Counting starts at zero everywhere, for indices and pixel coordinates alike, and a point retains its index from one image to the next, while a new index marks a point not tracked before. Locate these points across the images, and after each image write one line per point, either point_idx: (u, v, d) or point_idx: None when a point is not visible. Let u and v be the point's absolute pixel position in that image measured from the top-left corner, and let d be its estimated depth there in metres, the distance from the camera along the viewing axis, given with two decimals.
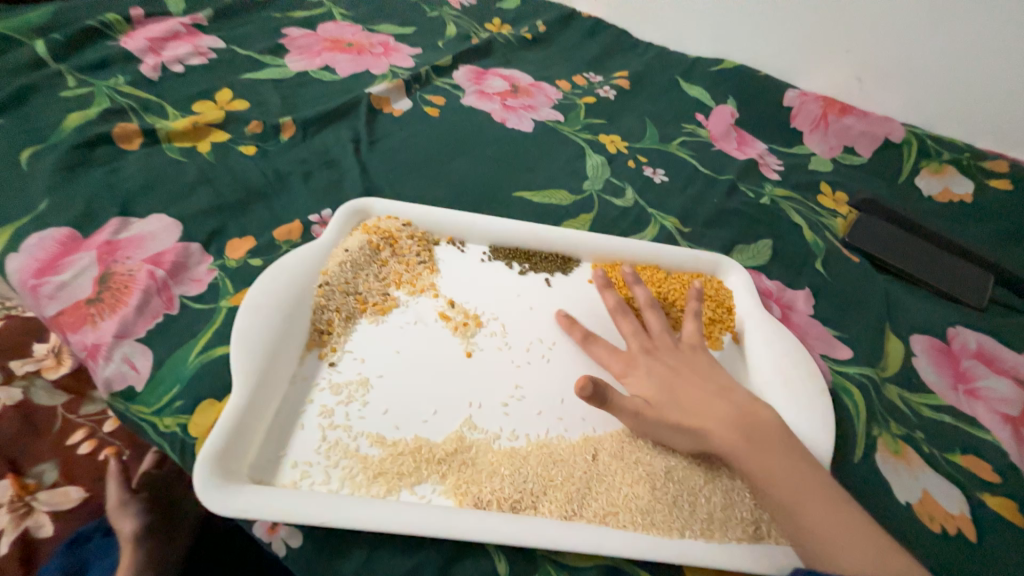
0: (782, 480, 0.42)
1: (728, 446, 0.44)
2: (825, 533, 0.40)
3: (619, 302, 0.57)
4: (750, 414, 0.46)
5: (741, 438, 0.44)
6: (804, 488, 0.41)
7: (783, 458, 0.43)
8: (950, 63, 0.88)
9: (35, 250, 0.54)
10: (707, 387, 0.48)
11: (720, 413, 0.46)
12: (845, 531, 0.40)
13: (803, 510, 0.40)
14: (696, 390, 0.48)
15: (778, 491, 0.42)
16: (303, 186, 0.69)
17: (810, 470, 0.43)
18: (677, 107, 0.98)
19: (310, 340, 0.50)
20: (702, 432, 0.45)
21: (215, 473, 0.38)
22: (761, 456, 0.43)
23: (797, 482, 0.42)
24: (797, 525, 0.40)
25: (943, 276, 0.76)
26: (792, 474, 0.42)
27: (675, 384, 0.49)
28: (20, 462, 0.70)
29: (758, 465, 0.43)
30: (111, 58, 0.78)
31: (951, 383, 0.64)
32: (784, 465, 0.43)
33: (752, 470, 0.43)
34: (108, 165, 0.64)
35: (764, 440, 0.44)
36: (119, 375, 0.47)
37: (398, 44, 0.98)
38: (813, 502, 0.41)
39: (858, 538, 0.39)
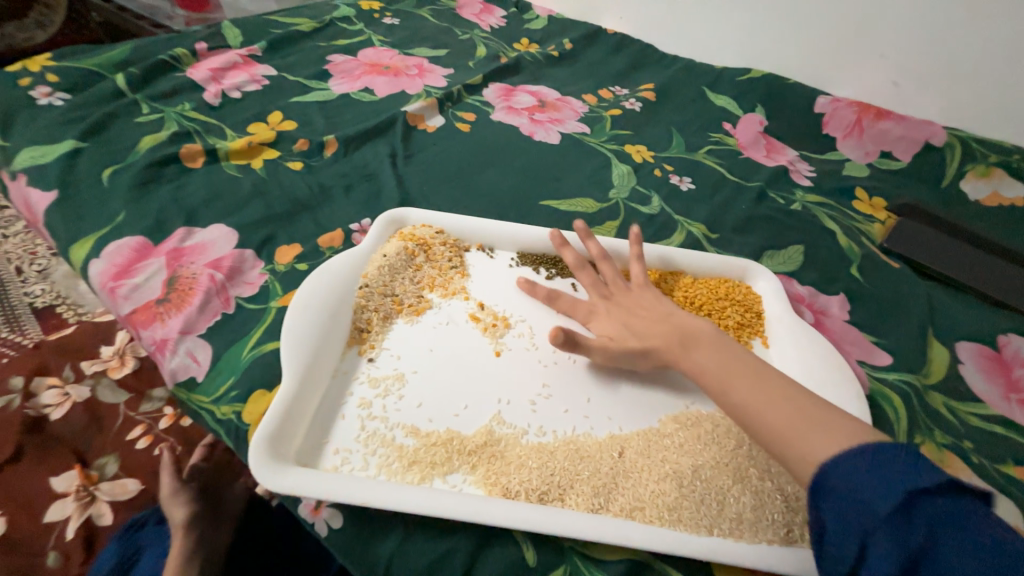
0: (717, 372, 0.44)
1: (670, 355, 0.48)
2: (768, 412, 0.41)
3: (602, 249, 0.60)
4: (688, 328, 0.49)
5: (678, 345, 0.48)
6: (740, 376, 0.43)
7: (719, 352, 0.46)
8: (993, 63, 0.85)
9: (113, 255, 0.61)
10: (654, 313, 0.52)
11: (660, 331, 0.50)
12: (783, 407, 0.40)
13: (737, 394, 0.43)
14: (646, 316, 0.52)
15: (712, 381, 0.44)
16: (344, 198, 0.74)
17: (749, 361, 0.45)
18: (703, 116, 0.99)
19: (351, 337, 0.54)
20: (649, 350, 0.50)
21: (267, 454, 0.42)
22: (693, 356, 0.47)
23: (730, 370, 0.44)
24: (737, 413, 0.42)
25: (991, 282, 0.72)
26: (725, 366, 0.44)
27: (629, 317, 0.53)
28: (86, 455, 0.79)
29: (697, 364, 0.46)
30: (179, 87, 0.87)
31: (1003, 392, 0.60)
32: (716, 361, 0.45)
33: (692, 370, 0.46)
34: (175, 181, 0.71)
35: (698, 345, 0.47)
36: (183, 367, 0.52)
37: (432, 66, 1.04)
38: (745, 383, 0.43)
39: (797, 411, 0.40)
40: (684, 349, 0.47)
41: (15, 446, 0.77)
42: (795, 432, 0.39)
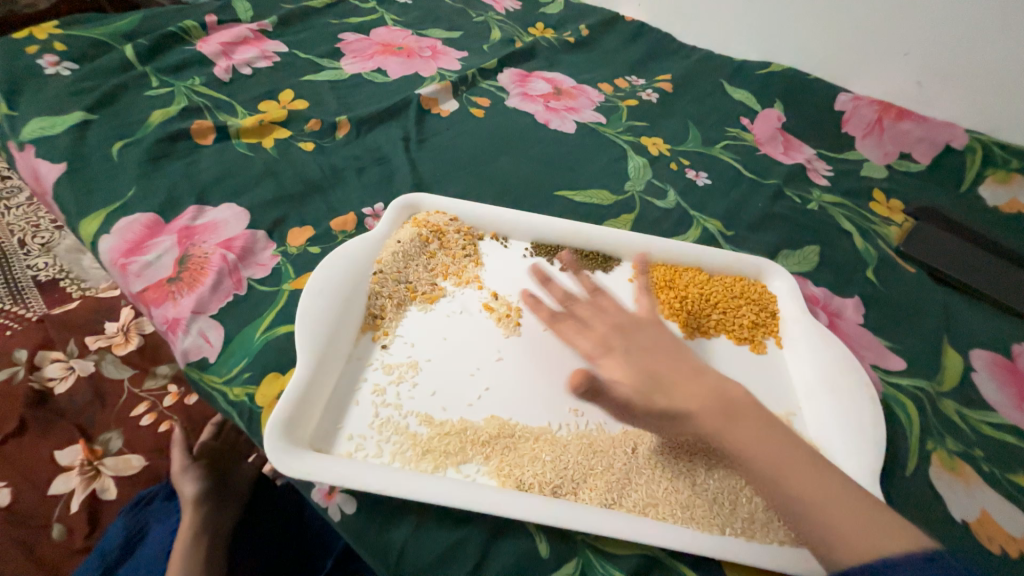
0: (766, 452, 0.39)
1: (710, 425, 0.41)
2: (822, 505, 0.37)
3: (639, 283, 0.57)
4: (726, 393, 0.43)
5: (721, 413, 0.41)
6: (792, 461, 0.39)
7: (761, 428, 0.41)
8: (1022, 66, 0.83)
9: (124, 232, 0.60)
10: (685, 367, 0.45)
11: (698, 394, 0.43)
12: (839, 502, 0.37)
13: (789, 481, 0.38)
14: (674, 371, 0.45)
15: (759, 462, 0.39)
16: (356, 181, 0.73)
17: (795, 444, 0.40)
18: (721, 110, 0.97)
19: (364, 324, 0.53)
20: (683, 415, 0.42)
21: (282, 439, 0.41)
22: (740, 430, 0.40)
23: (780, 453, 0.39)
24: (787, 500, 0.38)
25: (1008, 290, 0.72)
26: (775, 447, 0.39)
27: (654, 365, 0.46)
28: (90, 430, 0.79)
29: (743, 438, 0.40)
30: (188, 60, 0.85)
31: (1015, 402, 0.60)
32: (764, 437, 0.40)
33: (735, 446, 0.40)
34: (186, 157, 0.70)
35: (742, 415, 0.41)
36: (196, 347, 0.52)
37: (445, 48, 1.01)
38: (794, 467, 0.39)
39: (852, 507, 0.36)
40: (728, 420, 0.41)
41: (20, 419, 0.77)
42: (854, 534, 0.35)
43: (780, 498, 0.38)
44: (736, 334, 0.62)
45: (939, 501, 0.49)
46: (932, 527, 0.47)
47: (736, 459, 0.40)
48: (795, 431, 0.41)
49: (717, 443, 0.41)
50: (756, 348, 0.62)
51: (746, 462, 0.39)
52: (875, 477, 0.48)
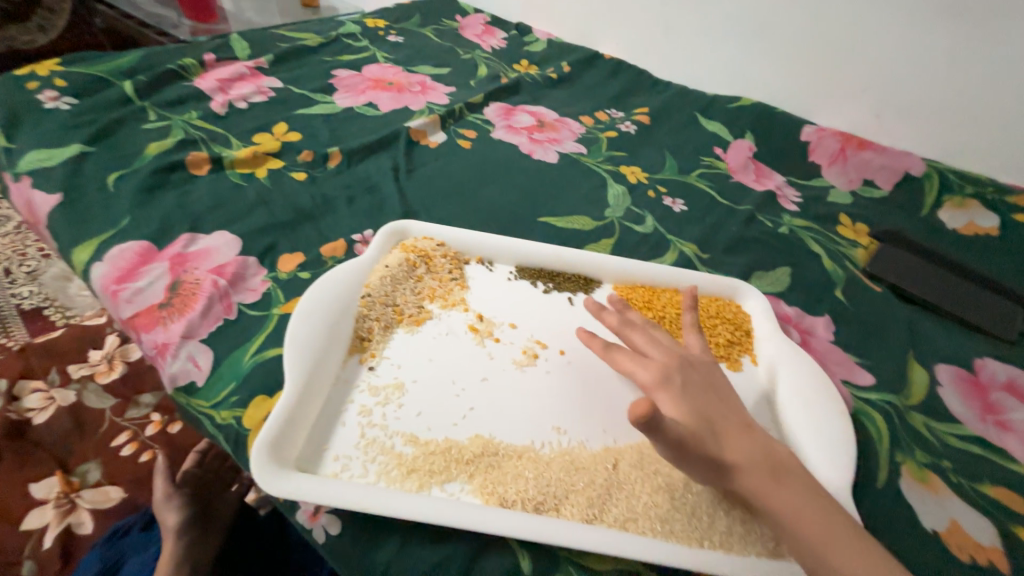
0: (813, 524, 0.40)
1: (756, 486, 0.42)
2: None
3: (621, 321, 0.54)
4: (776, 455, 0.43)
5: (769, 476, 0.42)
6: (836, 534, 0.40)
7: (806, 496, 0.42)
8: (966, 101, 0.91)
9: (116, 260, 0.62)
10: (737, 418, 0.45)
11: (746, 450, 0.43)
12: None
13: (833, 556, 0.39)
14: (727, 420, 0.44)
15: (808, 536, 0.40)
16: (347, 209, 0.75)
17: (839, 515, 0.41)
18: (696, 141, 1.03)
19: (352, 346, 0.55)
20: (734, 469, 0.42)
21: (269, 459, 0.42)
22: (787, 497, 0.41)
23: (830, 527, 0.40)
24: (826, 569, 0.39)
25: (969, 308, 0.76)
26: (822, 521, 0.40)
27: (710, 409, 0.44)
28: (66, 461, 0.78)
29: (789, 505, 0.41)
30: (186, 95, 0.89)
31: (980, 414, 0.63)
32: (807, 505, 0.41)
33: (781, 513, 0.41)
34: (180, 187, 0.73)
35: (789, 482, 0.42)
36: (184, 372, 0.53)
37: (434, 83, 1.07)
38: (839, 543, 0.39)
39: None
40: (775, 482, 0.42)
41: None
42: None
43: (822, 569, 0.39)
44: (713, 352, 0.65)
45: (909, 512, 0.51)
46: (903, 538, 0.49)
47: (780, 524, 0.41)
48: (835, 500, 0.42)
49: (760, 505, 0.42)
50: (732, 365, 0.64)
51: (793, 532, 0.40)
52: (846, 489, 0.50)
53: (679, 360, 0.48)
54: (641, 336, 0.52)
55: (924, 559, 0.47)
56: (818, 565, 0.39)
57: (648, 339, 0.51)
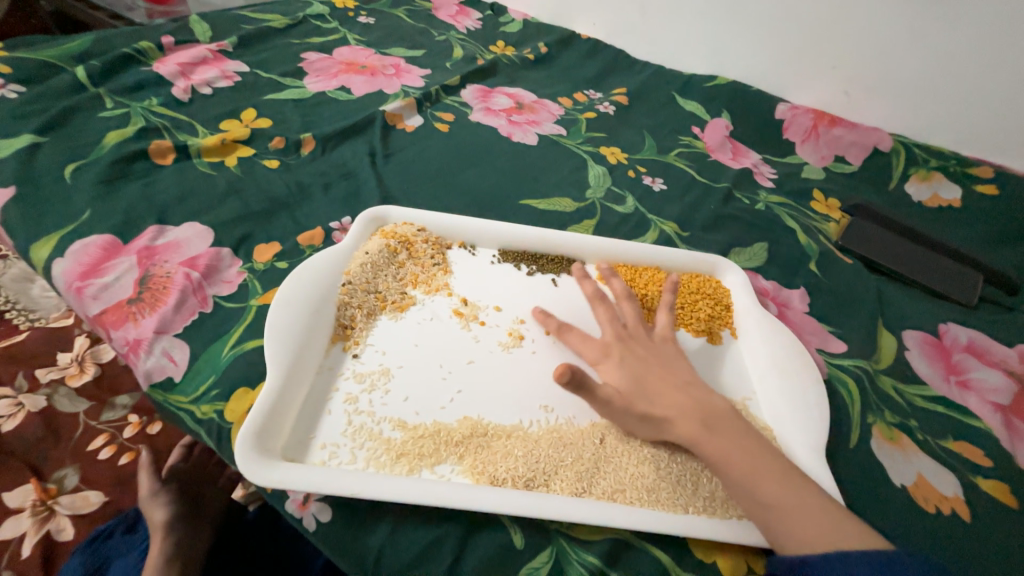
0: (743, 462, 0.44)
1: (690, 436, 0.45)
2: (787, 508, 0.41)
3: (595, 291, 0.59)
4: (709, 406, 0.47)
5: (701, 425, 0.46)
6: (764, 469, 0.43)
7: (738, 439, 0.45)
8: (930, 75, 0.93)
9: (79, 255, 0.59)
10: (672, 378, 0.49)
11: (681, 403, 0.47)
12: (803, 507, 0.41)
13: (762, 490, 0.42)
14: (662, 381, 0.49)
15: (738, 474, 0.43)
16: (323, 196, 0.73)
17: (769, 454, 0.45)
18: (674, 120, 1.04)
19: (335, 334, 0.54)
20: (665, 421, 0.46)
21: (252, 449, 0.41)
22: (719, 442, 0.45)
23: (759, 464, 0.44)
24: (757, 503, 0.42)
25: (934, 276, 0.79)
26: (751, 459, 0.44)
27: (643, 372, 0.49)
28: (42, 468, 0.75)
29: (721, 449, 0.44)
30: (145, 81, 0.84)
31: (944, 375, 0.66)
32: (738, 447, 0.45)
33: (714, 456, 0.44)
34: (145, 178, 0.69)
35: (721, 429, 0.46)
36: (159, 367, 0.51)
37: (409, 66, 1.04)
38: (768, 476, 0.43)
39: (810, 510, 0.41)
40: (707, 430, 0.45)
41: None
42: (809, 532, 0.40)
43: (754, 503, 0.42)
44: (695, 327, 0.66)
45: (880, 469, 0.54)
46: (874, 494, 0.51)
47: (714, 467, 0.45)
48: (767, 441, 0.46)
49: (696, 452, 0.46)
50: (713, 339, 0.65)
51: (725, 472, 0.44)
52: (821, 453, 0.52)
53: (623, 335, 0.54)
54: (604, 309, 0.57)
55: (893, 511, 0.50)
56: (750, 499, 0.43)
57: (609, 313, 0.56)
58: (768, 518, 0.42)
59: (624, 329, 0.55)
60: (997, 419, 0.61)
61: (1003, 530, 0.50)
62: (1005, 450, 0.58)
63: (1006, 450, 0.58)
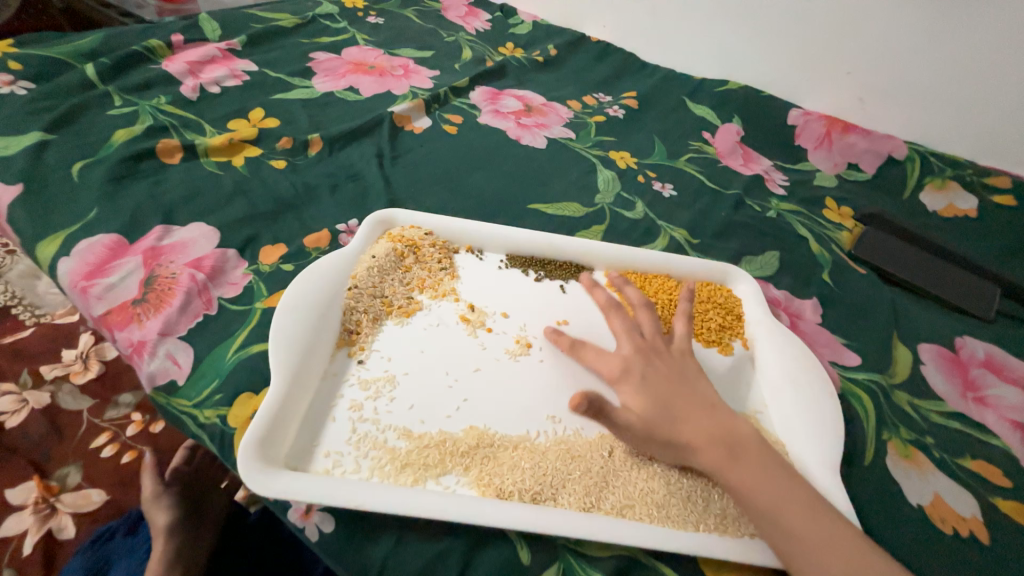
0: (768, 494, 0.42)
1: (713, 464, 0.44)
2: (813, 544, 0.40)
3: (609, 302, 0.58)
4: (734, 432, 0.46)
5: (725, 454, 0.44)
6: (790, 502, 0.42)
7: (763, 469, 0.44)
8: (947, 82, 0.91)
9: (84, 254, 0.58)
10: (699, 400, 0.48)
11: (705, 429, 0.46)
12: (830, 543, 0.40)
13: (788, 524, 0.41)
14: (687, 403, 0.47)
15: (763, 506, 0.42)
16: (330, 197, 0.73)
17: (795, 485, 0.44)
18: (684, 125, 1.03)
19: (340, 339, 0.53)
20: (688, 445, 0.45)
21: (256, 458, 0.41)
22: (744, 471, 0.43)
23: (785, 497, 0.42)
24: (781, 535, 0.41)
25: (950, 288, 0.77)
26: (776, 491, 0.43)
27: (667, 394, 0.48)
28: (45, 466, 0.75)
29: (745, 478, 0.43)
30: (154, 79, 0.84)
31: (961, 391, 0.65)
32: (763, 477, 0.43)
33: (738, 484, 0.43)
34: (152, 177, 0.69)
35: (745, 457, 0.44)
36: (162, 370, 0.50)
37: (417, 67, 1.03)
38: (794, 509, 0.42)
39: (837, 547, 0.40)
40: (731, 458, 0.44)
41: None
42: (834, 572, 0.39)
43: (777, 534, 0.41)
44: (705, 337, 0.65)
45: (895, 488, 0.52)
46: (889, 513, 0.50)
47: (738, 497, 0.43)
48: (793, 472, 0.45)
49: (718, 479, 0.44)
50: (724, 350, 0.64)
51: (749, 504, 0.42)
52: (835, 470, 0.51)
53: (644, 352, 0.51)
54: (621, 321, 0.55)
55: (909, 532, 0.49)
56: (774, 532, 0.41)
57: (627, 325, 0.55)
58: (792, 551, 0.41)
59: (641, 343, 0.52)
60: (1015, 438, 0.60)
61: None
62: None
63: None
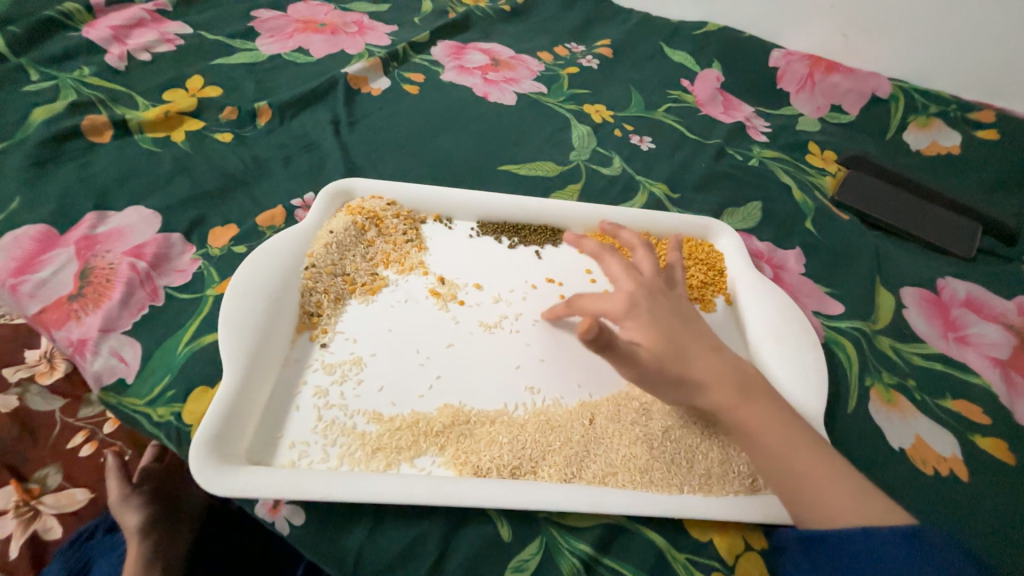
0: (777, 434, 0.41)
1: (723, 403, 0.43)
2: (816, 480, 0.40)
3: (600, 246, 0.53)
4: (744, 372, 0.44)
5: (736, 393, 0.43)
6: (796, 440, 0.41)
7: (771, 410, 0.43)
8: (931, 14, 0.87)
9: (11, 249, 0.53)
10: (707, 340, 0.45)
11: (715, 369, 0.43)
12: (832, 480, 0.40)
13: (796, 461, 0.40)
14: (695, 341, 0.44)
15: (771, 444, 0.41)
16: (283, 171, 0.67)
17: (801, 423, 0.43)
18: (662, 73, 0.97)
19: (300, 323, 0.50)
20: (699, 386, 0.43)
21: (211, 457, 0.38)
22: (752, 412, 0.42)
23: (790, 435, 0.41)
24: (787, 474, 0.40)
25: (932, 229, 0.76)
26: (784, 429, 0.42)
27: (676, 331, 0.44)
28: (22, 469, 0.64)
29: (754, 419, 0.42)
30: (74, 48, 0.75)
31: (942, 331, 0.64)
32: (772, 418, 0.42)
33: (747, 424, 0.42)
34: (80, 159, 0.62)
35: (756, 396, 0.43)
36: (108, 369, 0.47)
37: (372, 22, 0.95)
38: (802, 451, 0.41)
39: (839, 481, 0.40)
40: (743, 399, 0.43)
41: None
42: (836, 506, 0.39)
43: (782, 473, 0.41)
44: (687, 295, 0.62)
45: (878, 434, 0.52)
46: (872, 459, 0.50)
47: (744, 437, 0.42)
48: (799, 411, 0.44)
49: (727, 421, 0.43)
50: (707, 307, 0.62)
51: (757, 441, 0.41)
52: (819, 421, 0.50)
53: (648, 287, 0.47)
54: (617, 262, 0.50)
55: (890, 476, 0.49)
56: (780, 469, 0.41)
57: (625, 266, 0.50)
58: (797, 492, 0.40)
59: (643, 280, 0.48)
60: (995, 375, 0.60)
61: (1001, 489, 0.50)
62: (1002, 406, 0.57)
63: (1003, 406, 0.57)
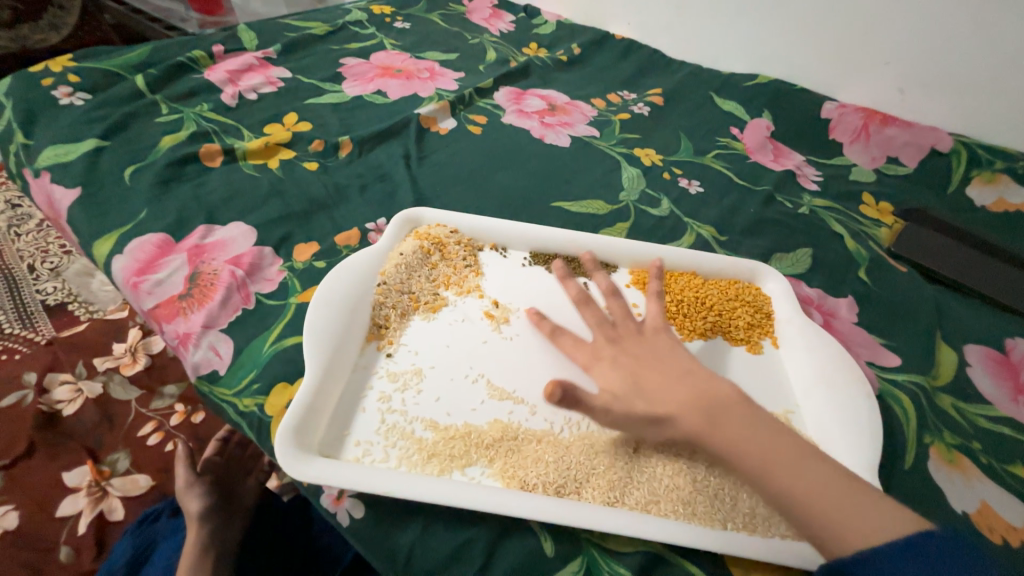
0: (752, 450, 0.41)
1: (692, 429, 0.42)
2: (805, 496, 0.39)
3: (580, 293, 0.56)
4: (708, 393, 0.44)
5: (700, 415, 0.42)
6: (774, 453, 0.40)
7: (743, 423, 0.42)
8: (993, 74, 0.87)
9: (136, 252, 0.62)
10: (667, 370, 0.47)
11: (677, 396, 0.44)
12: (822, 488, 0.39)
13: (779, 476, 0.40)
14: (657, 374, 0.46)
15: (750, 462, 0.40)
16: (359, 197, 0.75)
17: (779, 429, 0.42)
18: (711, 121, 1.01)
19: (369, 333, 0.55)
20: (667, 416, 0.43)
21: (293, 447, 0.43)
22: (725, 429, 0.42)
23: (767, 448, 0.41)
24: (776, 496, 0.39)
25: (999, 287, 0.73)
26: (762, 445, 0.41)
27: (638, 368, 0.48)
28: (98, 451, 0.81)
29: (725, 440, 0.41)
30: (197, 88, 0.89)
31: (1011, 395, 0.61)
32: (747, 432, 0.42)
33: (720, 446, 0.41)
34: (195, 180, 0.73)
35: (723, 414, 0.43)
36: (205, 361, 0.54)
37: (442, 69, 1.05)
38: (785, 464, 0.40)
39: (834, 492, 0.39)
40: (708, 419, 0.42)
41: (30, 441, 0.80)
42: (837, 519, 0.37)
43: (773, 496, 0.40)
44: (733, 335, 0.64)
45: (939, 494, 0.50)
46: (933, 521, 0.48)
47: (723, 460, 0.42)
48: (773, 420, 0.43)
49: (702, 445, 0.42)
50: (753, 348, 0.63)
51: (735, 462, 0.41)
52: (874, 473, 0.49)
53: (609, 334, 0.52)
54: (591, 313, 0.54)
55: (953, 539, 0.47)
56: (770, 491, 0.40)
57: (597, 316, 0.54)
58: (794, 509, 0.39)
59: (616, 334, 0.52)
60: None
61: None
62: None
63: None
